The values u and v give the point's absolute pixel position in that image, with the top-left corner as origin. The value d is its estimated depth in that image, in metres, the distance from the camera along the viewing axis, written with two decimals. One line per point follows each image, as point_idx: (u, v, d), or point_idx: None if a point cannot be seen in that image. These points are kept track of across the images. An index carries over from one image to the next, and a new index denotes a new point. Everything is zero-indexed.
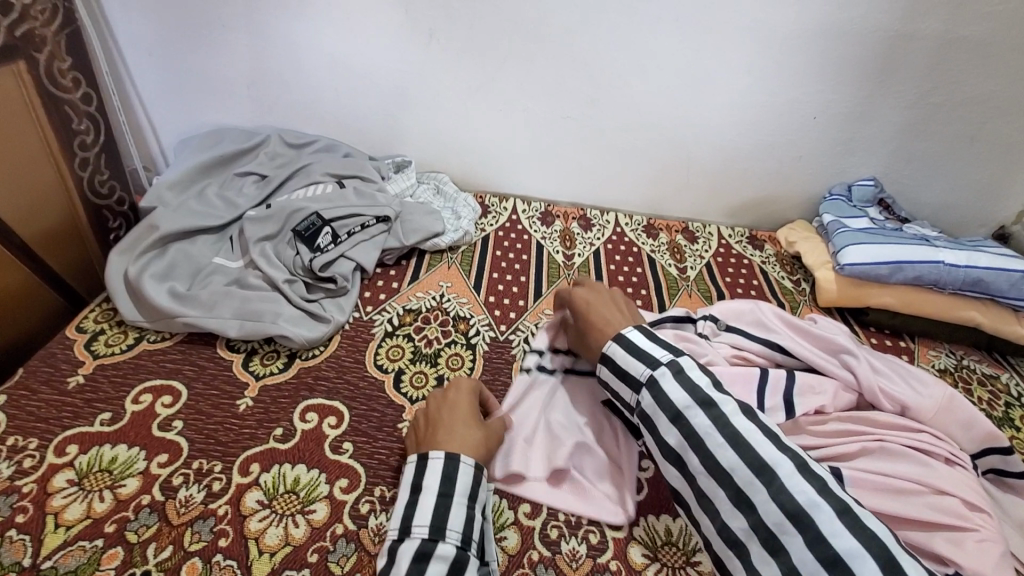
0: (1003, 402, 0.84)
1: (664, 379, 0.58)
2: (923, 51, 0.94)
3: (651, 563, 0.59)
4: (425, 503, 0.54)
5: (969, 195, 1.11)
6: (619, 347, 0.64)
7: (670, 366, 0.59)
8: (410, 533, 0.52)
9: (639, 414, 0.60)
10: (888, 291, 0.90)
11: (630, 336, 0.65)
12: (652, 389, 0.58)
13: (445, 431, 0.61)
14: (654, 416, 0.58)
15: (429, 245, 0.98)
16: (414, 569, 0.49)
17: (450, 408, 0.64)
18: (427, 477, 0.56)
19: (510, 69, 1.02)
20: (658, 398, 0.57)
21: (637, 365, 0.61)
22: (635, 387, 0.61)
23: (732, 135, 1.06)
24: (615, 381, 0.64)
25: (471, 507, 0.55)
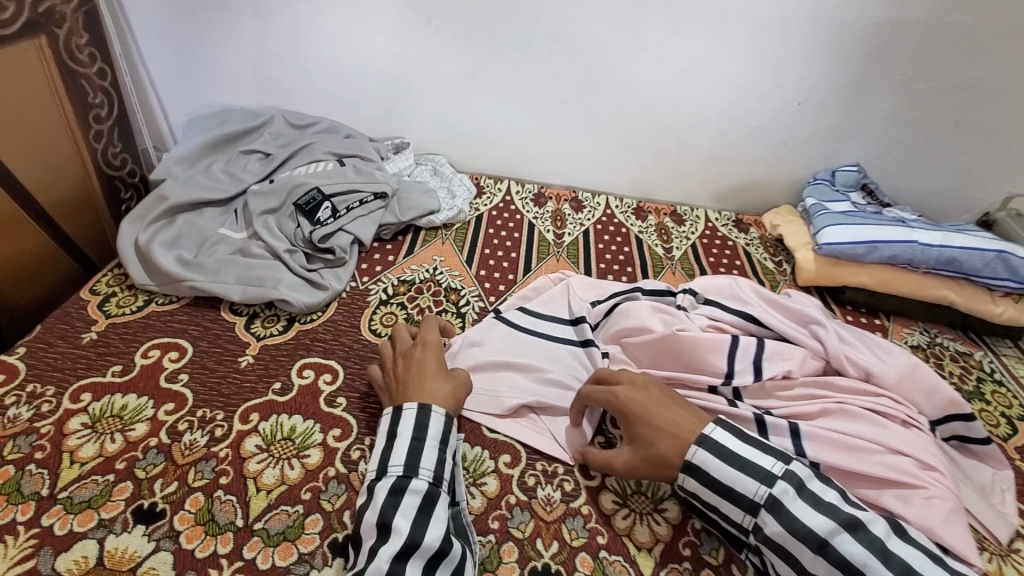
0: (974, 377, 0.87)
1: (790, 499, 0.53)
2: (905, 39, 0.97)
3: (620, 509, 0.64)
4: (400, 444, 0.58)
5: (952, 182, 1.14)
6: (708, 452, 0.57)
7: (791, 481, 0.54)
8: (387, 470, 0.57)
9: (760, 542, 0.54)
10: (865, 270, 0.94)
11: (716, 439, 0.57)
12: (777, 512, 0.53)
13: (417, 386, 0.64)
14: (790, 547, 0.52)
15: (425, 221, 1.03)
16: (389, 502, 0.54)
17: (419, 361, 0.68)
18: (402, 423, 0.60)
19: (506, 54, 1.06)
20: (790, 525, 0.52)
21: (743, 479, 0.55)
22: (747, 506, 0.54)
23: (720, 121, 1.10)
24: (709, 495, 0.56)
25: (443, 449, 0.59)
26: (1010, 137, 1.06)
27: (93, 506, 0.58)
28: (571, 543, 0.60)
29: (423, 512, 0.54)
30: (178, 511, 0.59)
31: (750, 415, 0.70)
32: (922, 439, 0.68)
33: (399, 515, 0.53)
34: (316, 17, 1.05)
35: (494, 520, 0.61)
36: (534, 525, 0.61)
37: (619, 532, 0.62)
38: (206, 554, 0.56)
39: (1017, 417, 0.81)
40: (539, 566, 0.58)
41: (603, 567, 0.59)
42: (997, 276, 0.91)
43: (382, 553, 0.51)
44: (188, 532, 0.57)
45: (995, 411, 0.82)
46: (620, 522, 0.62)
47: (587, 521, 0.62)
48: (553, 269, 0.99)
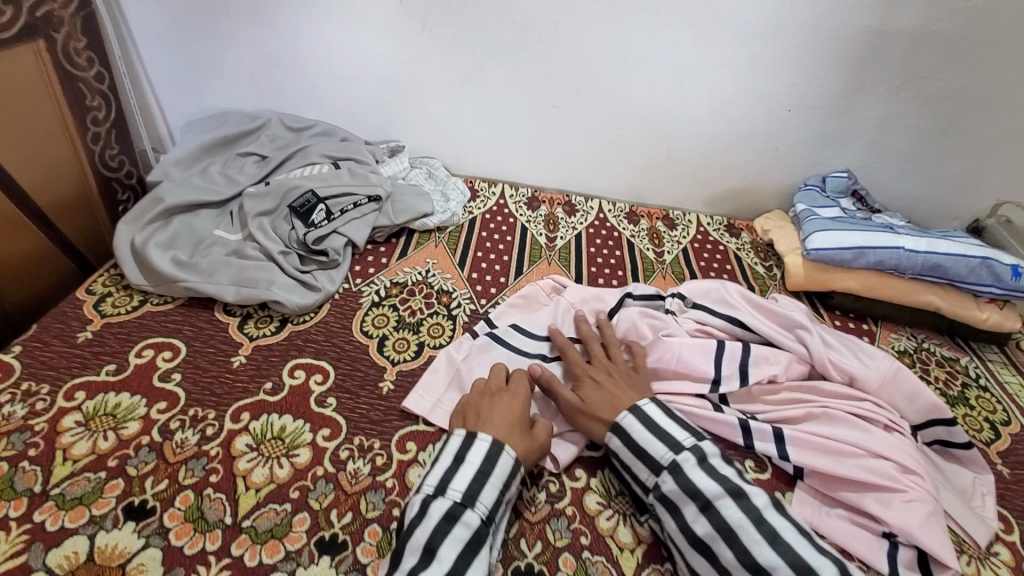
0: (960, 382, 0.87)
1: (689, 466, 0.59)
2: (896, 46, 0.98)
3: (604, 510, 0.65)
4: (466, 472, 0.59)
5: (942, 188, 1.15)
6: (637, 420, 0.64)
7: (695, 452, 0.60)
8: (444, 493, 0.57)
9: (656, 497, 0.60)
10: (853, 275, 0.94)
11: (646, 409, 0.65)
12: (676, 475, 0.59)
13: (498, 425, 0.64)
14: (680, 503, 0.58)
15: (418, 224, 1.04)
16: (439, 527, 0.54)
17: (509, 399, 0.67)
18: (473, 452, 0.60)
19: (500, 59, 1.07)
20: (683, 484, 0.58)
21: (656, 444, 0.62)
22: (653, 467, 0.61)
23: (712, 127, 1.11)
24: (626, 456, 0.63)
25: (504, 489, 0.59)
26: (998, 144, 1.07)
27: (85, 502, 0.59)
28: (554, 543, 0.61)
29: (469, 547, 0.54)
30: (168, 508, 0.60)
31: (733, 421, 0.71)
32: (904, 443, 0.69)
33: (445, 544, 0.53)
34: (313, 21, 1.06)
35: None
36: (518, 525, 0.62)
37: (602, 532, 0.63)
38: (194, 551, 0.57)
39: (1000, 422, 0.82)
40: (522, 566, 0.59)
41: (585, 566, 0.59)
42: (983, 283, 0.92)
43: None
44: (177, 529, 0.58)
45: (978, 416, 0.83)
46: (603, 523, 0.64)
47: (571, 521, 0.63)
48: (544, 272, 1.00)
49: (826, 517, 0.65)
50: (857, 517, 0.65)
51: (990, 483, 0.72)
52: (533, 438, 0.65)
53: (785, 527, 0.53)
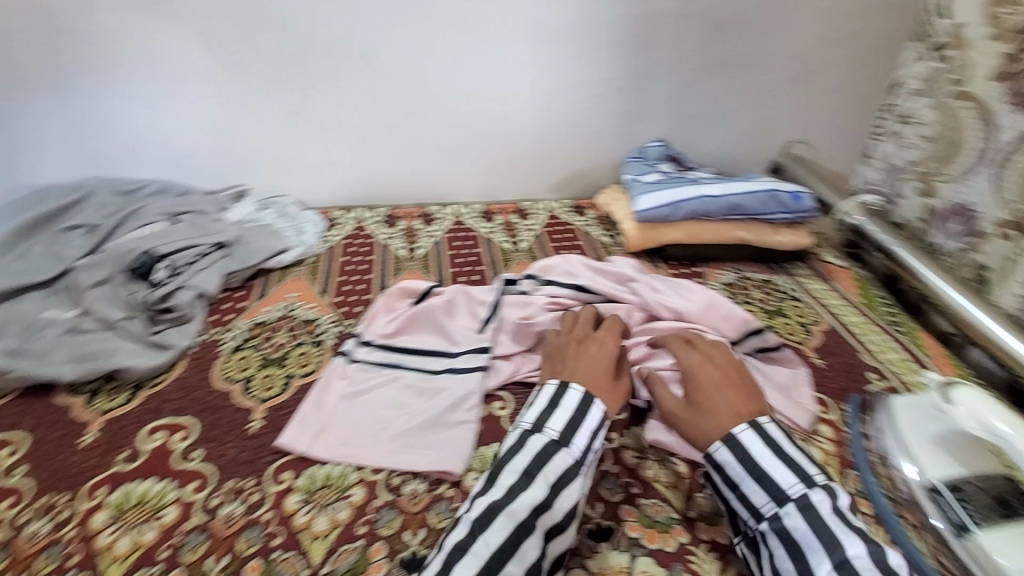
0: (776, 298, 1.02)
1: (796, 510, 0.55)
2: (665, 27, 1.14)
3: (481, 483, 0.69)
4: (563, 413, 0.63)
5: (743, 142, 1.31)
6: (757, 440, 0.59)
7: (807, 497, 0.55)
8: (541, 430, 0.62)
9: (766, 529, 0.56)
10: (676, 227, 1.07)
11: (753, 445, 0.59)
12: (805, 512, 0.54)
13: (583, 371, 0.69)
14: (805, 547, 0.53)
15: (274, 262, 1.05)
16: (536, 460, 0.59)
17: (596, 349, 0.73)
18: (568, 397, 0.65)
19: (324, 89, 1.12)
20: (817, 527, 0.53)
21: (780, 472, 0.57)
22: (775, 493, 0.56)
23: (537, 121, 1.22)
24: (736, 472, 0.59)
25: (552, 487, 0.58)
26: (772, 96, 1.26)
27: None
28: (436, 525, 0.64)
29: (560, 483, 0.58)
30: None
31: None
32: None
33: (541, 473, 0.58)
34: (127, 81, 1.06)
35: (363, 526, 0.64)
36: (401, 519, 0.65)
37: None
38: None
39: (810, 323, 0.96)
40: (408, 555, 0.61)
41: None
42: (774, 211, 1.08)
43: (524, 499, 0.56)
44: None
45: (792, 323, 0.96)
46: None
47: (451, 502, 0.67)
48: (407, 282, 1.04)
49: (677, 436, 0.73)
50: None
51: (802, 373, 0.84)
52: (621, 388, 0.70)
53: None
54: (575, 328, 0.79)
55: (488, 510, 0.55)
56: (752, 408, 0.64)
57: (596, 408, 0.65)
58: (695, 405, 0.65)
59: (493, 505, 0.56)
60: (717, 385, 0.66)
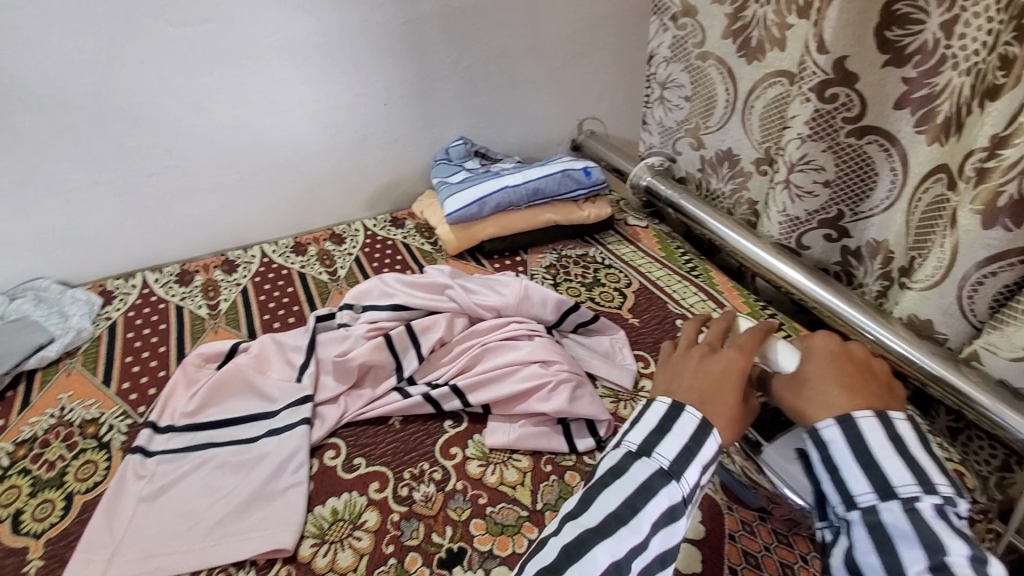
0: (593, 270, 1.07)
1: (890, 513, 0.46)
2: (433, 26, 1.12)
3: (319, 548, 0.64)
4: (676, 437, 0.52)
5: (539, 127, 1.37)
6: (840, 434, 0.51)
7: (905, 502, 0.46)
8: (651, 455, 0.51)
9: (857, 520, 0.48)
10: (489, 222, 1.08)
11: (872, 432, 0.50)
12: (911, 512, 0.46)
13: (701, 386, 0.56)
14: (897, 542, 0.45)
15: (34, 361, 0.87)
16: (642, 492, 0.49)
17: (723, 361, 0.58)
18: (687, 417, 0.53)
19: (54, 145, 0.96)
20: (917, 526, 0.45)
21: (895, 467, 0.48)
22: (843, 495, 0.49)
23: (326, 140, 1.15)
24: (843, 456, 0.50)
25: (658, 527, 0.48)
26: (555, 78, 1.32)
27: None
28: None
29: (666, 518, 0.49)
30: None
31: (420, 398, 0.77)
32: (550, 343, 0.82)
33: (646, 507, 0.49)
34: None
35: None
36: None
37: (320, 571, 0.62)
38: None
39: (624, 287, 1.03)
40: None
41: None
42: (571, 189, 1.13)
43: (613, 543, 0.47)
44: None
45: (608, 290, 1.03)
46: (320, 561, 0.63)
47: None
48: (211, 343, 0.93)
49: (516, 432, 0.74)
50: (535, 419, 0.75)
51: (620, 337, 0.90)
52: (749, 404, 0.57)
53: None
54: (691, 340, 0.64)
55: (563, 552, 0.47)
56: (872, 405, 0.53)
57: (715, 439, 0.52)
58: (802, 387, 0.56)
59: (569, 546, 0.47)
60: (828, 379, 0.56)
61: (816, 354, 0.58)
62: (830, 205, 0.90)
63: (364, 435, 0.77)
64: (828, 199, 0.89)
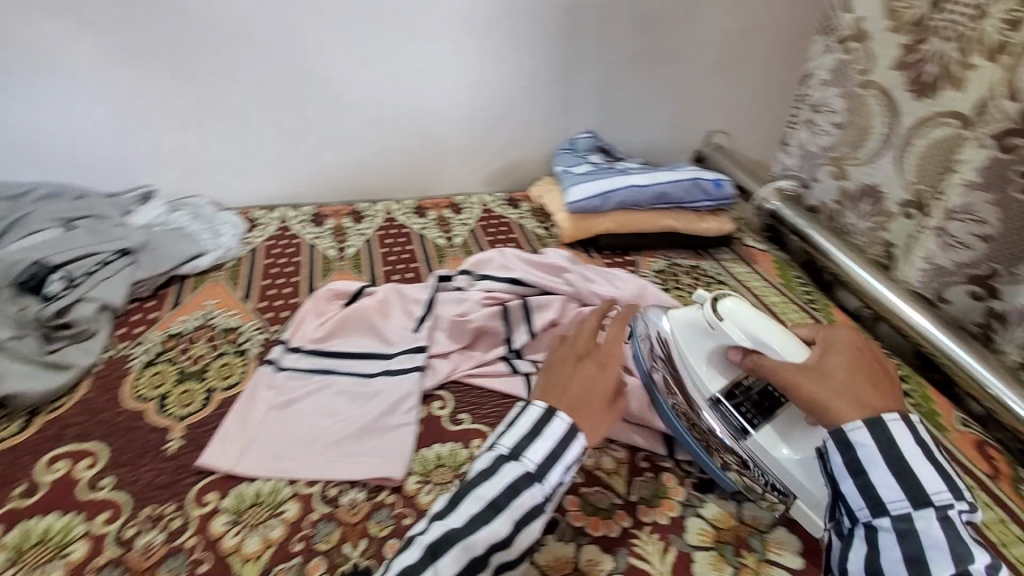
0: (705, 282, 1.06)
1: (926, 521, 0.51)
2: (588, 18, 1.15)
3: (423, 486, 0.68)
4: (543, 443, 0.56)
5: (664, 134, 1.36)
6: (873, 435, 0.54)
7: (940, 510, 0.51)
8: (520, 459, 0.55)
9: (884, 530, 0.52)
10: (608, 217, 1.10)
11: (903, 437, 0.54)
12: (945, 524, 0.51)
13: (567, 402, 0.59)
14: (928, 550, 0.50)
15: (188, 268, 0.96)
16: (497, 500, 0.52)
17: (596, 367, 0.62)
18: (555, 424, 0.57)
19: (235, 80, 1.06)
20: (949, 537, 0.50)
21: (931, 474, 0.53)
22: (875, 502, 0.53)
23: (465, 113, 1.20)
24: (877, 463, 0.53)
25: (523, 522, 0.52)
26: (692, 87, 1.31)
27: None
28: (378, 534, 0.63)
29: (529, 519, 0.53)
30: None
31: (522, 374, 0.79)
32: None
33: (511, 506, 0.52)
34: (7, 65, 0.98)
35: (298, 541, 0.62)
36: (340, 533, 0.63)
37: (423, 507, 0.66)
38: None
39: None
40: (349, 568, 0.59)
41: None
42: (697, 199, 1.12)
43: (483, 538, 0.50)
44: None
45: None
46: (423, 498, 0.67)
47: (392, 508, 0.65)
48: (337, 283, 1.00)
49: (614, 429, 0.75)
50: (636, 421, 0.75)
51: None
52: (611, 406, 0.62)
53: None
54: (584, 330, 0.66)
55: (433, 548, 0.50)
56: (892, 408, 0.57)
57: (579, 442, 0.57)
58: (825, 377, 0.59)
59: (438, 543, 0.50)
60: (852, 374, 0.59)
61: (832, 347, 0.63)
62: (983, 260, 0.84)
63: (469, 395, 0.80)
64: (981, 254, 0.84)
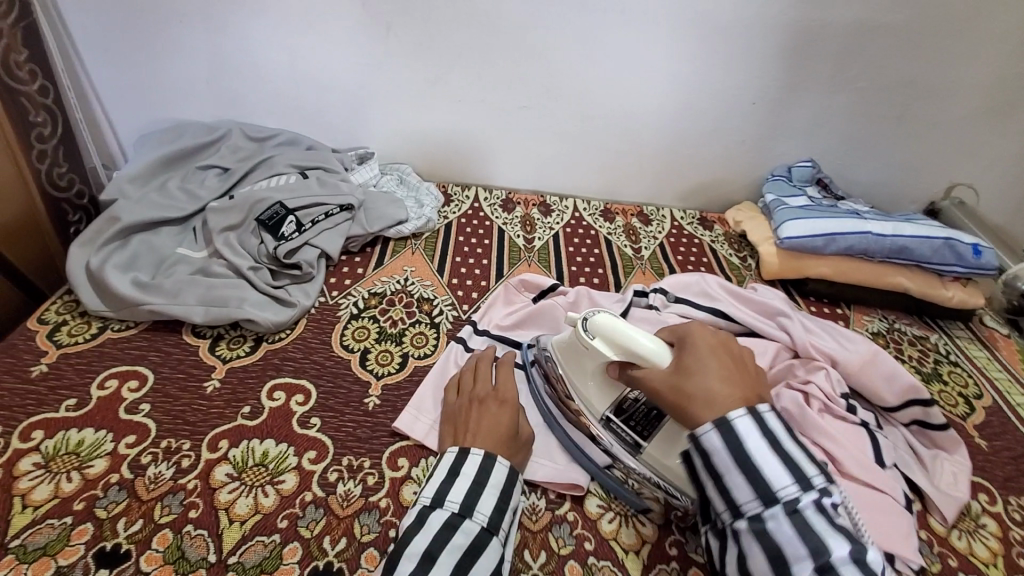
0: (932, 359, 0.92)
1: (811, 512, 0.46)
2: (848, 37, 1.01)
3: (605, 513, 0.64)
4: (462, 482, 0.57)
5: (894, 177, 1.19)
6: (757, 428, 0.50)
7: (820, 497, 0.47)
8: (442, 504, 0.55)
9: (756, 527, 0.47)
10: (825, 262, 0.98)
11: (748, 435, 0.49)
12: (792, 516, 0.46)
13: (483, 432, 0.63)
14: (789, 553, 0.44)
15: (393, 232, 1.01)
16: (470, 551, 0.52)
17: (497, 407, 0.66)
18: (468, 464, 0.59)
19: (464, 60, 1.05)
20: (802, 531, 0.45)
21: (773, 467, 0.48)
22: (763, 492, 0.47)
23: (680, 123, 1.12)
24: (725, 461, 0.49)
25: (468, 559, 0.52)
26: (946, 130, 1.12)
27: (50, 552, 0.54)
28: (559, 551, 0.60)
29: (470, 555, 0.52)
30: (145, 551, 0.55)
31: None
32: (876, 439, 0.71)
33: (445, 552, 0.51)
34: (283, 11, 1.00)
35: None
36: (521, 536, 0.61)
37: (605, 536, 0.62)
38: None
39: (972, 396, 0.86)
40: None
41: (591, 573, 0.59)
42: (945, 263, 0.97)
43: None
44: (156, 572, 0.54)
45: (950, 391, 0.86)
46: (605, 526, 0.63)
47: (573, 527, 0.63)
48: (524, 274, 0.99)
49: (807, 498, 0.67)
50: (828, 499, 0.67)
51: (962, 463, 0.73)
52: (524, 442, 0.65)
53: None
54: (481, 373, 0.72)
55: None
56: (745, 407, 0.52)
57: (519, 482, 0.61)
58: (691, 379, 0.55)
59: None
60: (710, 375, 0.55)
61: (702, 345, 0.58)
62: None
63: None
64: None
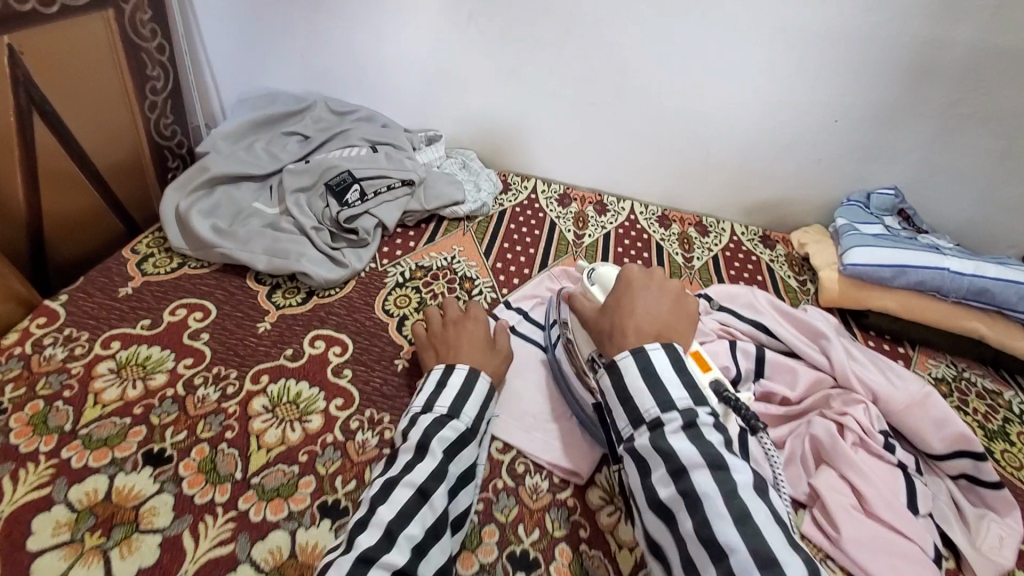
0: (1001, 417, 0.83)
1: (671, 425, 0.52)
2: (957, 58, 0.93)
3: (606, 505, 0.64)
4: (449, 392, 0.64)
5: (993, 216, 1.08)
6: (634, 364, 0.56)
7: (685, 415, 0.52)
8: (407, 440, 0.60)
9: (629, 451, 0.54)
10: (889, 295, 0.92)
11: (625, 372, 0.56)
12: (654, 432, 0.52)
13: (465, 351, 0.71)
14: (648, 461, 0.52)
15: (448, 212, 1.04)
16: (432, 476, 0.56)
17: (472, 324, 0.75)
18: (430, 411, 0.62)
19: (538, 53, 1.08)
20: (657, 444, 0.51)
21: (644, 396, 0.54)
22: (634, 416, 0.54)
23: (752, 134, 1.09)
24: (613, 397, 0.56)
25: (434, 479, 0.56)
26: None
27: (109, 443, 0.63)
28: (552, 532, 0.61)
29: (433, 478, 0.56)
30: (184, 458, 0.62)
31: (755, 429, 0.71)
32: (912, 484, 0.65)
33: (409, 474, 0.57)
34: None
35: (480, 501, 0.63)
36: (518, 511, 0.63)
37: (602, 528, 0.62)
38: (204, 500, 0.59)
39: None
40: (518, 552, 0.59)
41: (580, 558, 0.59)
42: None
43: (389, 507, 0.53)
44: (190, 477, 0.61)
45: (1018, 454, 0.78)
46: (604, 518, 0.63)
47: (571, 512, 0.63)
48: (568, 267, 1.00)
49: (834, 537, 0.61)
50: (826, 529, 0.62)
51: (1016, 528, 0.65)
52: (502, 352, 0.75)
53: (759, 510, 0.47)
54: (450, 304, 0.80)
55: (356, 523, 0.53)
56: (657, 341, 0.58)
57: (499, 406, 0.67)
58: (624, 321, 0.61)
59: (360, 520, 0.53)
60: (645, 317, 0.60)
61: (646, 286, 0.63)
62: None
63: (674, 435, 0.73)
64: None
